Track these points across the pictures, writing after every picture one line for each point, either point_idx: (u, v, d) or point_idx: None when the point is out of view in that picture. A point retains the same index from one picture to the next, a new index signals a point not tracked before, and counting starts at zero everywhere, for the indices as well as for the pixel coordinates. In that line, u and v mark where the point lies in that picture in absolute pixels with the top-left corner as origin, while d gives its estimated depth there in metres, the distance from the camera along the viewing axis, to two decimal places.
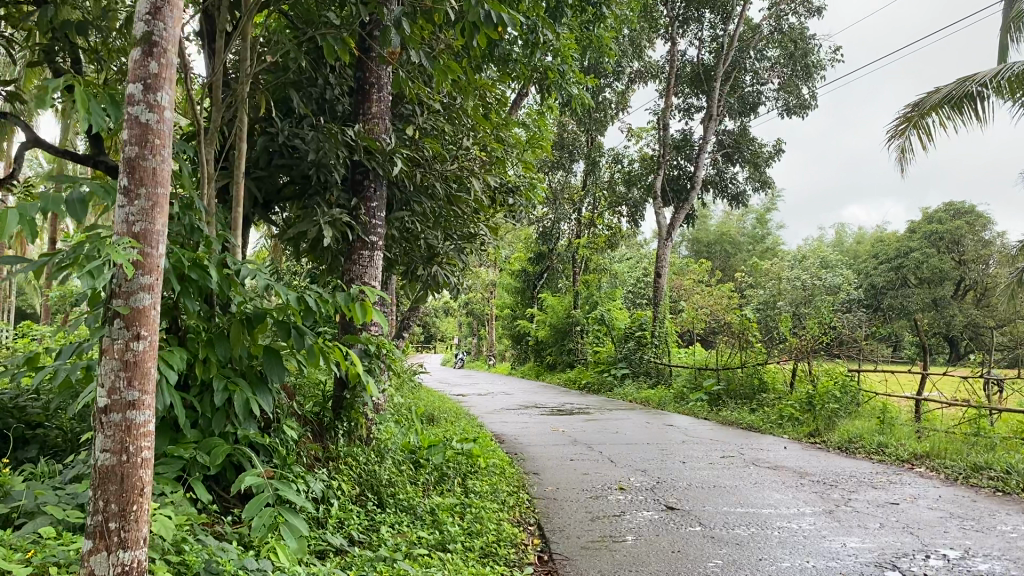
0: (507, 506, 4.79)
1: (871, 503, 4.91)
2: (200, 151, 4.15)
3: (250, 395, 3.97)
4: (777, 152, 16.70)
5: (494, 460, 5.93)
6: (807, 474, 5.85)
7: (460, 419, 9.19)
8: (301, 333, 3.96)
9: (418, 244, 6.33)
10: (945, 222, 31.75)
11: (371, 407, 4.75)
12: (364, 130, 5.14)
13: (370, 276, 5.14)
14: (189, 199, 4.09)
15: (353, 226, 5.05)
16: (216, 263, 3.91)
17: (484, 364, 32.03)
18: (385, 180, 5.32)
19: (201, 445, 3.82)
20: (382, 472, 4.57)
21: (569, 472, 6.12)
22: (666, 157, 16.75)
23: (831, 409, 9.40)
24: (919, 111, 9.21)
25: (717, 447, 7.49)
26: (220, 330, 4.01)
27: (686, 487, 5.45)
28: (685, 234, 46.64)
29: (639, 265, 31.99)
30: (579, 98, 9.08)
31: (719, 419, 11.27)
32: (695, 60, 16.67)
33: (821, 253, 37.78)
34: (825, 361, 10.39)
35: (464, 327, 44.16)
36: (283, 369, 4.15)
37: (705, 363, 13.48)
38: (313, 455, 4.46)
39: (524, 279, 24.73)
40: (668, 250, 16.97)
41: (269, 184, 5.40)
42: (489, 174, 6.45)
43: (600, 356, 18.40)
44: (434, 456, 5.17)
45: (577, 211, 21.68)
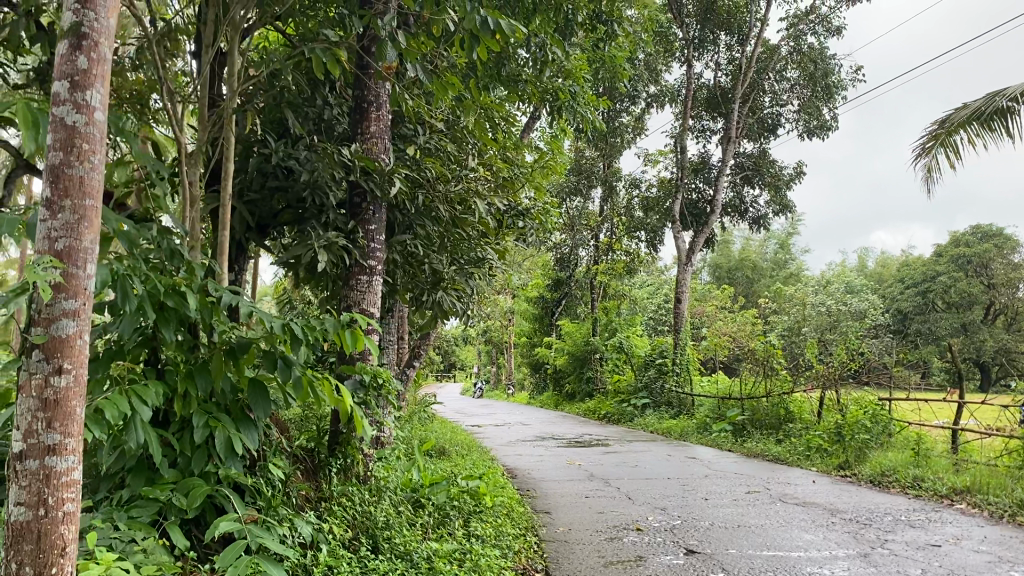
0: (512, 551, 4.43)
1: (909, 545, 4.53)
2: (181, 175, 3.93)
3: (234, 432, 3.70)
4: (799, 174, 16.37)
5: (502, 498, 5.58)
6: (837, 512, 5.47)
7: (472, 453, 8.87)
8: (288, 364, 3.75)
9: (423, 270, 6.05)
10: (973, 245, 31.27)
11: (368, 443, 4.52)
12: (361, 150, 4.85)
13: (369, 304, 4.85)
14: (168, 221, 3.83)
15: (351, 250, 4.78)
16: (196, 290, 3.65)
17: (503, 393, 31.71)
18: (385, 203, 5.04)
19: (180, 487, 3.54)
20: (378, 515, 4.25)
21: (583, 510, 5.77)
22: (684, 181, 16.44)
23: (862, 440, 8.98)
24: (946, 127, 8.86)
25: (741, 482, 7.10)
26: (201, 361, 3.74)
27: (708, 527, 5.08)
28: (707, 259, 46.21)
29: (659, 292, 31.62)
30: (591, 118, 8.83)
31: (744, 450, 10.86)
32: (712, 83, 16.43)
33: (846, 278, 37.25)
34: (853, 390, 9.97)
35: (484, 356, 43.83)
36: (269, 403, 3.87)
37: (728, 392, 13.08)
38: (303, 496, 4.16)
39: (542, 306, 24.44)
40: (688, 275, 16.59)
41: (263, 208, 5.14)
42: (496, 196, 6.19)
43: (621, 386, 18.01)
44: (435, 496, 4.84)
45: (595, 237, 21.42)
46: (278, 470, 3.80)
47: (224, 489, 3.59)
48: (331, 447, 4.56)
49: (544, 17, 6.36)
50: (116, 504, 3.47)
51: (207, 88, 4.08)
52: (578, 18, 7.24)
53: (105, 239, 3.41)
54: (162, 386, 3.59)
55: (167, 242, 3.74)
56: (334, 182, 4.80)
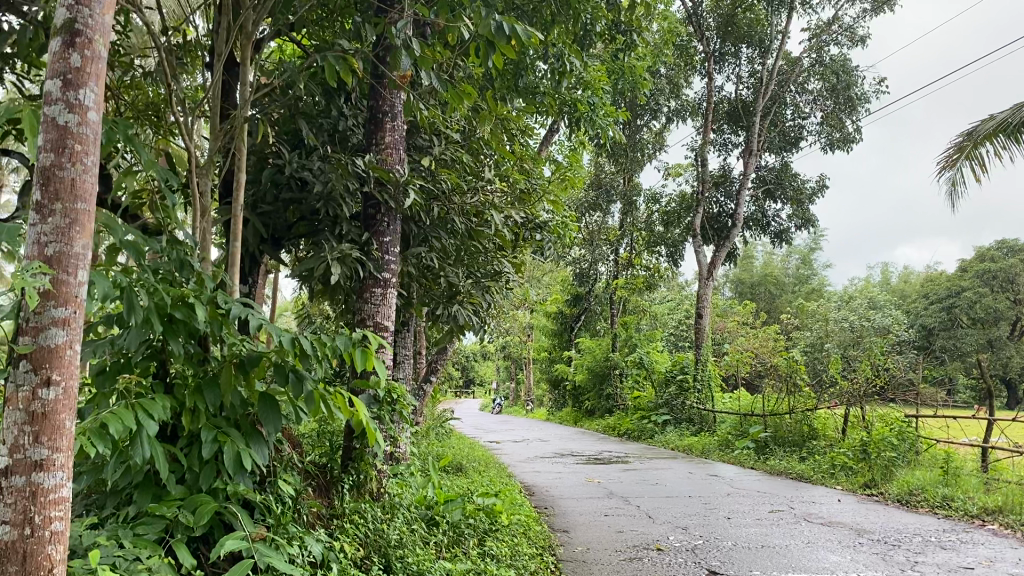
0: (528, 572, 4.29)
1: (940, 567, 4.36)
2: (191, 184, 3.87)
3: (244, 447, 3.61)
4: (821, 188, 16.19)
5: (519, 516, 5.45)
6: (864, 532, 5.30)
7: (489, 470, 8.76)
8: (299, 378, 3.66)
9: (438, 283, 5.96)
10: (999, 260, 30.85)
11: (381, 459, 4.42)
12: (376, 160, 4.77)
13: (383, 317, 4.76)
14: (179, 232, 3.76)
15: (364, 262, 4.69)
16: (205, 302, 3.58)
17: (523, 409, 31.57)
18: (399, 215, 4.96)
19: (186, 503, 3.46)
20: (390, 533, 4.14)
21: (602, 530, 5.62)
22: (704, 195, 16.29)
23: (889, 458, 8.77)
24: (972, 139, 8.69)
25: (764, 501, 6.92)
26: (211, 375, 3.66)
27: (731, 547, 4.93)
28: (728, 275, 45.86)
29: (679, 307, 31.41)
30: (610, 130, 8.75)
31: (766, 468, 10.66)
32: (733, 96, 16.32)
33: (869, 293, 36.85)
34: (879, 406, 9.77)
35: (503, 372, 43.66)
36: (280, 419, 3.78)
37: (750, 409, 12.88)
38: (314, 514, 4.06)
39: (561, 321, 24.32)
40: (709, 290, 16.42)
41: (277, 220, 5.08)
42: (513, 208, 6.10)
43: (641, 402, 17.83)
44: (450, 514, 4.73)
45: (614, 252, 21.30)
46: (289, 487, 3.71)
47: (232, 506, 3.50)
48: (344, 463, 4.47)
49: (562, 28, 6.30)
50: (123, 521, 3.39)
51: (218, 99, 4.02)
52: (597, 29, 7.17)
53: (113, 249, 3.35)
54: (170, 400, 3.52)
55: (177, 253, 3.68)
56: (347, 194, 4.73)
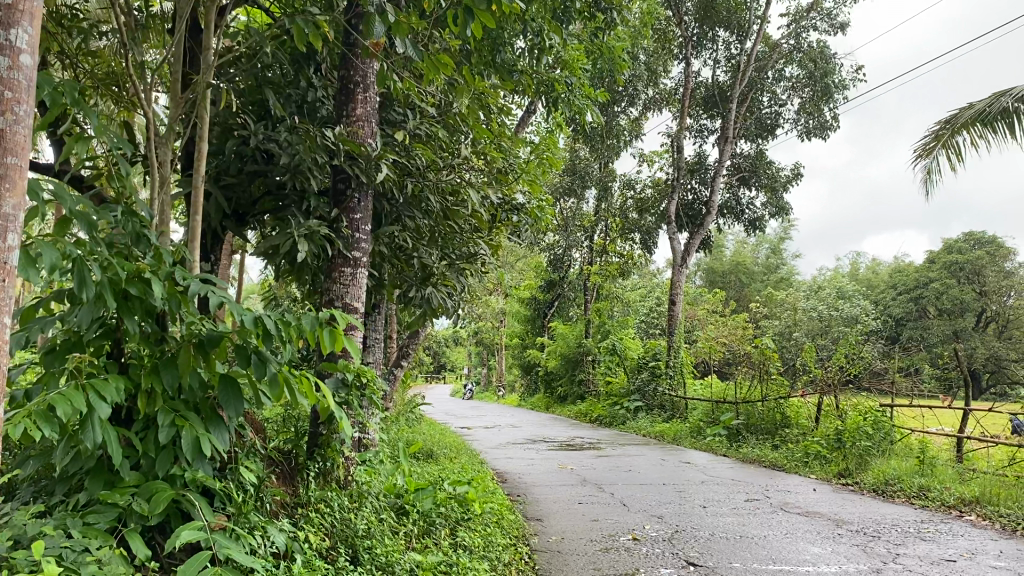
0: (501, 563, 4.13)
1: (922, 559, 4.27)
2: (147, 152, 3.65)
3: (203, 431, 3.42)
4: (796, 176, 16.16)
5: (492, 504, 5.30)
6: (843, 523, 5.21)
7: (461, 455, 8.60)
8: (262, 360, 3.47)
9: (411, 263, 5.77)
10: (966, 252, 31.19)
11: (349, 445, 4.24)
12: (346, 133, 4.57)
13: (352, 297, 4.57)
14: (134, 203, 3.55)
15: (333, 240, 4.50)
16: (162, 277, 3.37)
17: (494, 395, 31.49)
18: (370, 191, 4.76)
19: (141, 491, 3.26)
20: (357, 523, 3.96)
21: (576, 518, 5.48)
22: (680, 181, 16.19)
23: (863, 447, 8.74)
24: (950, 128, 8.63)
25: (739, 489, 6.83)
26: (168, 355, 3.46)
27: (708, 537, 4.81)
28: (700, 263, 46.01)
29: (652, 294, 31.44)
30: (589, 110, 8.59)
31: (739, 456, 10.61)
32: (710, 81, 16.21)
33: (838, 283, 37.14)
34: (853, 395, 9.73)
35: (475, 358, 43.52)
36: (241, 402, 3.59)
37: (723, 396, 12.83)
38: (278, 502, 3.88)
39: (534, 306, 24.21)
40: (683, 277, 16.35)
41: (242, 194, 4.86)
42: (488, 187, 5.93)
43: (613, 388, 17.77)
44: (420, 503, 4.56)
45: (588, 238, 21.18)
46: (250, 475, 3.52)
47: (190, 494, 3.31)
48: (310, 448, 4.28)
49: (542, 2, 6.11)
50: (72, 510, 3.20)
51: (180, 63, 3.80)
52: (577, 5, 6.99)
53: (64, 220, 3.13)
54: (124, 381, 3.31)
55: (132, 225, 3.46)
56: (315, 167, 4.52)
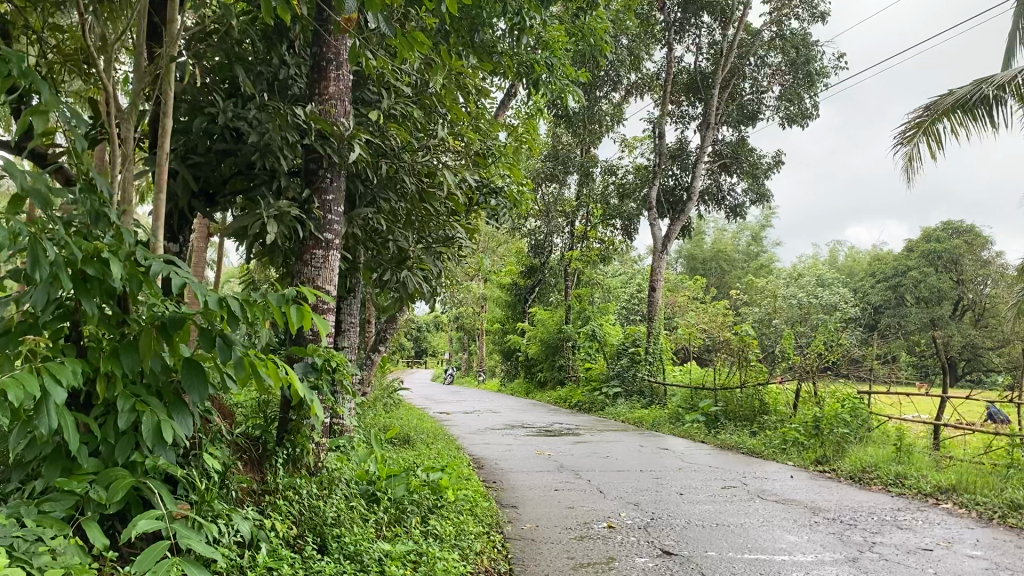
0: (473, 551, 4.04)
1: (899, 548, 4.23)
2: (108, 129, 3.52)
3: (165, 416, 3.31)
4: (778, 163, 16.13)
5: (466, 491, 5.22)
6: (820, 511, 5.18)
7: (438, 441, 8.52)
8: (226, 343, 3.37)
9: (386, 247, 5.66)
10: (944, 241, 31.40)
11: (319, 432, 4.14)
12: (318, 112, 4.44)
13: (323, 280, 4.46)
14: (93, 180, 3.41)
15: (304, 221, 4.38)
16: (123, 259, 3.25)
17: (474, 380, 31.45)
18: (343, 171, 4.65)
19: (100, 478, 3.15)
20: (327, 510, 3.87)
21: (552, 505, 5.41)
22: (661, 166, 16.11)
23: (841, 434, 8.73)
24: (930, 115, 8.59)
25: (717, 476, 6.79)
26: (129, 339, 3.34)
27: (684, 526, 4.76)
28: (681, 250, 46.06)
29: (633, 281, 31.44)
30: (570, 93, 8.48)
31: (717, 443, 10.60)
32: (692, 67, 16.12)
33: (818, 270, 37.30)
34: (831, 382, 9.73)
35: (456, 343, 43.44)
36: (205, 387, 3.48)
37: (701, 383, 12.81)
38: (244, 490, 3.78)
39: (515, 292, 24.12)
40: (664, 263, 16.31)
41: (210, 173, 4.73)
42: (465, 170, 5.82)
43: (592, 374, 17.75)
44: (393, 490, 4.47)
45: (569, 223, 21.09)
46: (214, 462, 3.42)
47: (151, 482, 3.21)
48: (279, 435, 4.18)
49: None
50: (27, 498, 3.08)
51: (143, 36, 3.67)
52: None
53: (17, 198, 3.00)
54: (83, 364, 3.19)
55: (92, 203, 3.34)
56: (286, 146, 4.40)
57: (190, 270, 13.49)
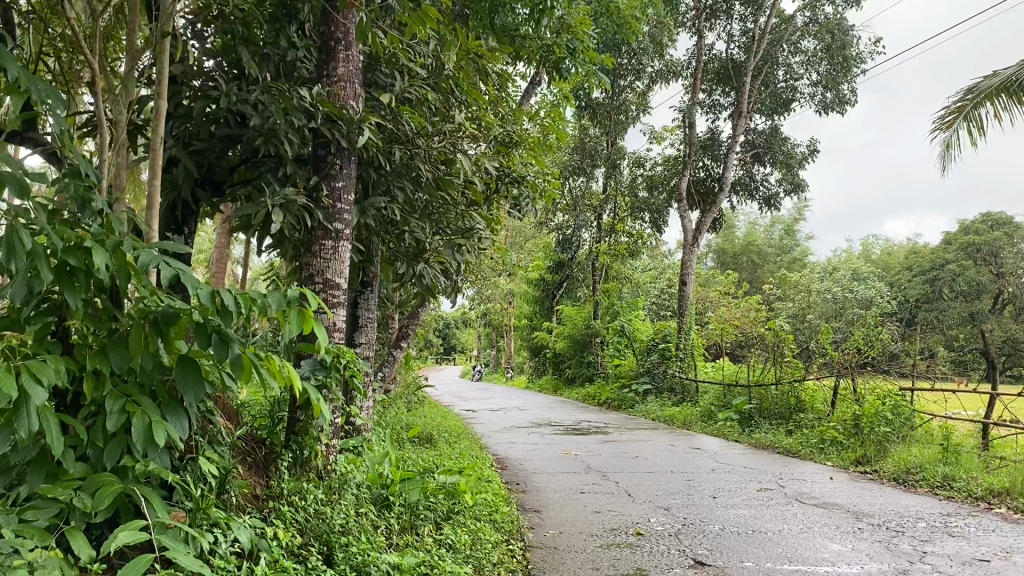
0: (490, 562, 3.77)
1: (953, 559, 3.89)
2: (95, 108, 3.29)
3: (157, 417, 3.08)
4: (812, 153, 15.70)
5: (486, 494, 4.96)
6: (863, 516, 4.85)
7: (461, 440, 8.28)
8: (223, 340, 3.14)
9: (402, 238, 5.41)
10: (982, 233, 30.66)
11: (327, 433, 3.90)
12: (326, 93, 4.18)
13: (333, 272, 4.22)
14: (78, 168, 3.17)
15: (311, 210, 4.13)
16: (110, 248, 3.01)
17: (502, 377, 31.28)
18: (353, 157, 4.39)
19: (87, 485, 2.92)
20: (335, 517, 3.63)
21: (577, 510, 5.14)
22: (691, 157, 15.74)
23: (883, 433, 8.35)
24: (973, 98, 8.16)
25: (752, 477, 6.46)
26: (119, 334, 3.12)
27: (718, 532, 4.45)
28: (710, 245, 45.54)
29: (662, 276, 31.01)
30: (596, 78, 8.18)
31: (751, 441, 10.26)
32: (724, 55, 15.75)
33: (852, 264, 36.61)
34: (870, 378, 9.35)
35: (484, 339, 43.26)
36: (200, 388, 3.25)
37: (734, 379, 12.44)
38: (245, 495, 3.55)
39: (543, 288, 23.85)
40: (694, 257, 15.93)
41: (215, 160, 4.49)
42: (485, 157, 5.53)
43: (622, 370, 17.44)
44: (407, 493, 4.23)
45: (598, 218, 20.78)
46: (211, 469, 3.19)
47: (142, 489, 2.97)
48: (286, 436, 3.95)
49: None
50: (9, 505, 2.85)
51: (136, 9, 3.42)
52: None
53: None
54: (67, 362, 2.96)
55: (77, 188, 3.11)
56: (291, 130, 4.14)
57: (214, 273, 13.51)
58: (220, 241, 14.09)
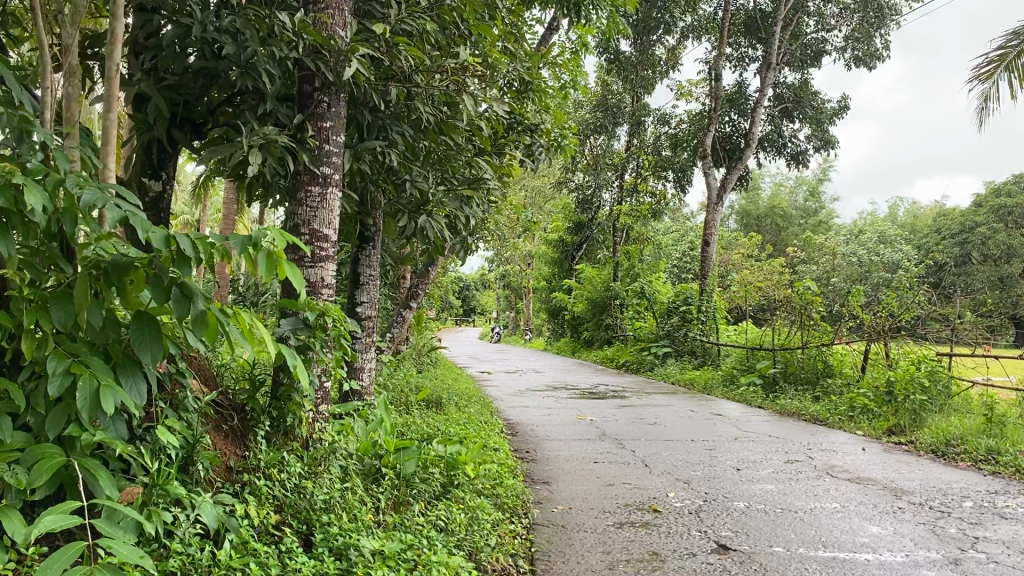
0: (488, 546, 3.40)
1: (1009, 546, 3.47)
2: (36, 36, 2.90)
3: (107, 380, 2.69)
4: (844, 108, 15.06)
5: (490, 464, 4.59)
6: (903, 493, 4.44)
7: (471, 403, 7.94)
8: (182, 293, 2.75)
9: (402, 188, 5.00)
10: (1016, 195, 29.76)
11: (312, 400, 3.52)
12: (311, 21, 3.78)
13: (319, 220, 3.85)
14: (13, 95, 2.76)
15: (294, 151, 3.73)
16: (49, 187, 2.61)
17: (520, 339, 31.00)
18: (342, 94, 3.99)
19: (24, 458, 2.52)
20: (316, 492, 3.26)
21: (589, 483, 4.76)
22: (717, 111, 15.09)
23: (918, 401, 7.91)
24: (1017, 47, 7.53)
25: (777, 448, 6.06)
26: (62, 287, 2.73)
27: (743, 511, 4.05)
28: (733, 206, 44.75)
29: (685, 238, 30.46)
30: (619, 23, 7.67)
31: (776, 408, 9.86)
32: (752, 6, 15.10)
33: (879, 227, 35.80)
34: (905, 343, 8.88)
35: (503, 302, 42.95)
36: (157, 348, 2.87)
37: (759, 343, 11.99)
38: (216, 470, 3.17)
39: (561, 249, 23.44)
40: (718, 216, 15.38)
41: (192, 98, 4.11)
42: (493, 99, 5.10)
43: (641, 333, 17.03)
44: (403, 464, 3.86)
45: (619, 177, 20.23)
46: (172, 440, 2.81)
47: (88, 462, 2.59)
48: (266, 402, 3.58)
49: None
50: None
51: None
52: None
53: None
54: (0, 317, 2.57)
55: (11, 119, 2.70)
56: (272, 62, 3.73)
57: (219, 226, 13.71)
58: (225, 195, 14.27)
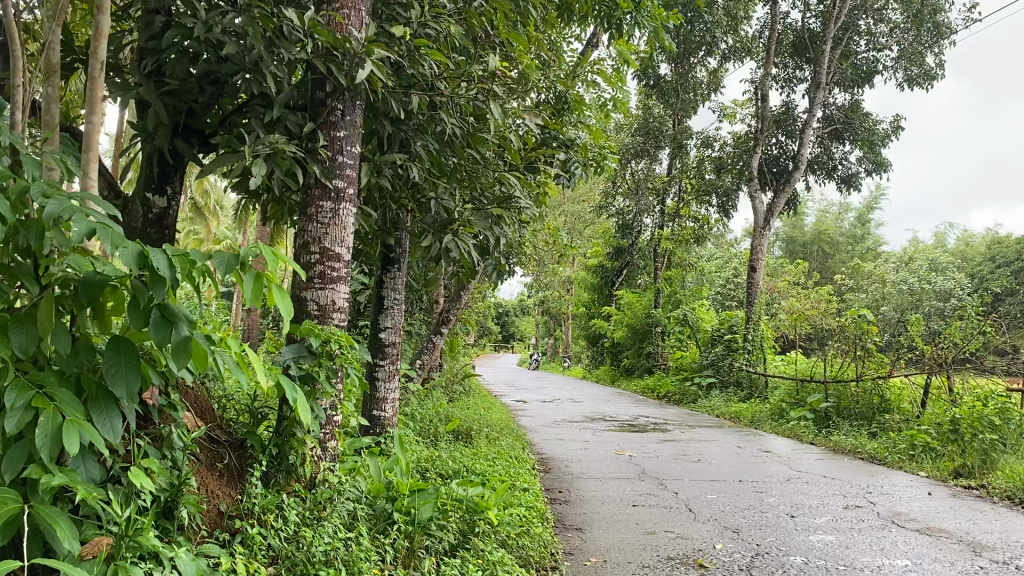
0: None
1: None
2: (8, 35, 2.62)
3: (74, 415, 2.33)
4: (897, 130, 14.50)
5: (518, 508, 4.19)
6: (984, 550, 3.94)
7: (503, 435, 7.56)
8: (161, 314, 2.40)
9: (426, 206, 4.68)
10: None
11: (316, 436, 3.15)
12: (324, 20, 3.47)
13: (330, 235, 3.52)
14: None
15: (303, 162, 3.41)
16: (12, 196, 2.29)
17: (560, 365, 30.53)
18: (359, 100, 3.68)
19: None
20: (316, 543, 2.89)
21: (626, 530, 4.33)
22: (764, 133, 14.56)
23: (987, 441, 7.33)
24: None
25: (835, 491, 5.55)
26: (27, 310, 2.40)
27: (802, 568, 3.59)
28: (777, 233, 43.97)
29: (729, 265, 29.83)
30: (664, 36, 7.31)
31: (829, 444, 9.30)
32: (799, 26, 14.67)
33: (931, 254, 34.77)
34: (970, 376, 8.31)
35: (542, 329, 42.57)
36: (134, 380, 2.52)
37: (809, 374, 11.44)
38: (202, 518, 2.81)
39: (602, 274, 23.04)
40: (765, 243, 14.82)
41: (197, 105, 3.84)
42: (525, 112, 4.77)
43: (683, 362, 16.51)
44: (418, 509, 3.48)
45: (661, 202, 19.75)
46: (149, 483, 2.44)
47: (47, 509, 2.21)
48: (267, 439, 3.23)
49: None
50: None
51: None
52: None
53: None
54: None
55: None
56: (280, 64, 3.41)
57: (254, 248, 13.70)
58: None
